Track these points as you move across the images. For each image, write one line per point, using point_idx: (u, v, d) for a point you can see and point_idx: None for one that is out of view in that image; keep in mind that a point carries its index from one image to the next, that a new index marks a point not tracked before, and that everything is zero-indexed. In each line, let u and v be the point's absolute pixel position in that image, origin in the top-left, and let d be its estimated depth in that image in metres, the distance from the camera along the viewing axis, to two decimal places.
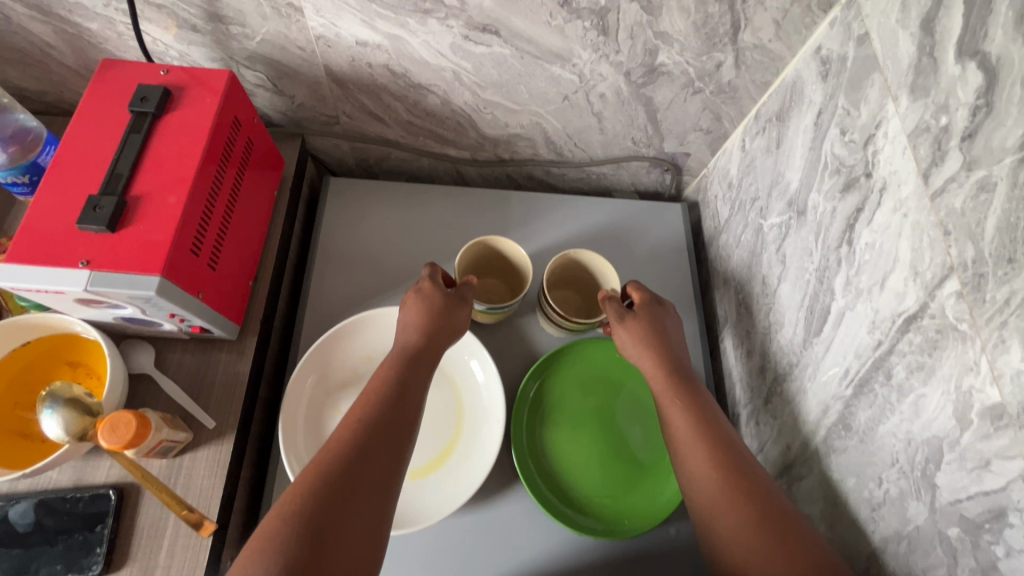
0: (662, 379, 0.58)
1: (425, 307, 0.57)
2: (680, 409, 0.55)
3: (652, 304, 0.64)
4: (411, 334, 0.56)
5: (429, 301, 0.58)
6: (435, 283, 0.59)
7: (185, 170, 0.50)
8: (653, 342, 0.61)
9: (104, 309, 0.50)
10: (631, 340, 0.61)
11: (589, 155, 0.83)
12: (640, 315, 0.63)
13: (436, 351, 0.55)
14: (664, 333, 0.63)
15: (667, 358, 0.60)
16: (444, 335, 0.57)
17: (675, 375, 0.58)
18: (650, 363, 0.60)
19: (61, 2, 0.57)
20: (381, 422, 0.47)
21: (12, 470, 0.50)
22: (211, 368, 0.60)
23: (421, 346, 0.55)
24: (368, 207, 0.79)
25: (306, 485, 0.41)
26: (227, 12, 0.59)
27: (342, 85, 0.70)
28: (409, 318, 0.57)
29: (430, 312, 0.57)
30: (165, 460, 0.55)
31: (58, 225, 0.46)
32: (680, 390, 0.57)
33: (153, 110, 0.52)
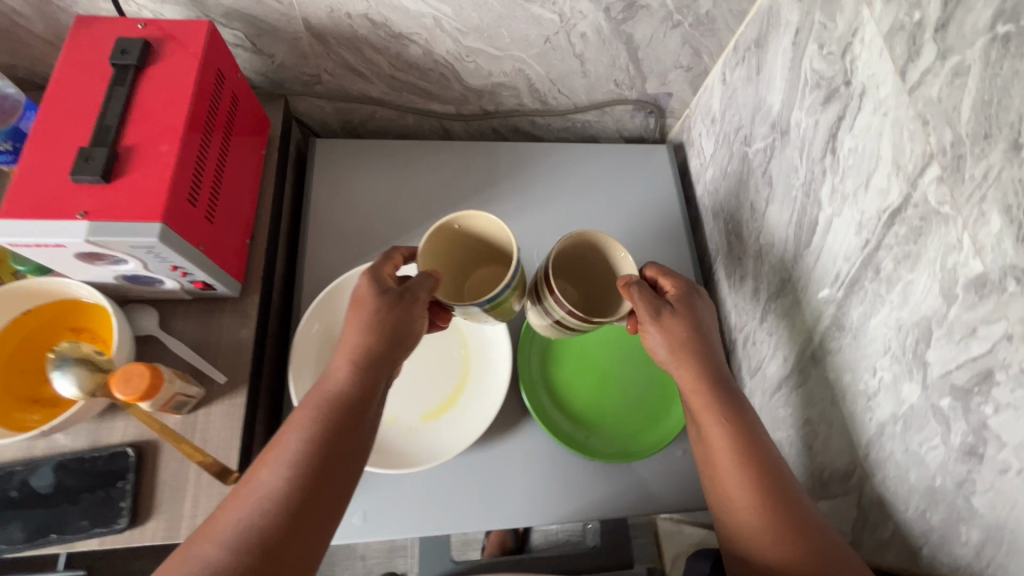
0: (708, 397, 0.53)
1: (358, 325, 0.49)
2: (721, 427, 0.52)
3: (686, 298, 0.57)
4: (346, 362, 0.48)
5: (367, 319, 0.49)
6: (378, 286, 0.51)
7: (175, 120, 0.50)
8: (691, 348, 0.55)
9: (106, 265, 0.50)
10: (668, 341, 0.54)
11: (573, 102, 0.83)
12: (677, 310, 0.55)
13: (378, 374, 0.49)
14: (704, 333, 0.56)
15: (709, 365, 0.55)
16: (390, 354, 0.49)
17: (715, 384, 0.54)
18: (689, 375, 0.54)
19: None
20: (296, 481, 0.43)
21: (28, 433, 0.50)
22: (216, 327, 0.60)
23: (359, 374, 0.48)
24: (358, 166, 0.79)
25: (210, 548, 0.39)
26: None
27: (322, 39, 0.69)
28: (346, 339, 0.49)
29: (368, 331, 0.48)
30: (180, 416, 0.55)
31: (50, 179, 0.46)
32: (726, 408, 0.53)
33: (136, 62, 0.51)
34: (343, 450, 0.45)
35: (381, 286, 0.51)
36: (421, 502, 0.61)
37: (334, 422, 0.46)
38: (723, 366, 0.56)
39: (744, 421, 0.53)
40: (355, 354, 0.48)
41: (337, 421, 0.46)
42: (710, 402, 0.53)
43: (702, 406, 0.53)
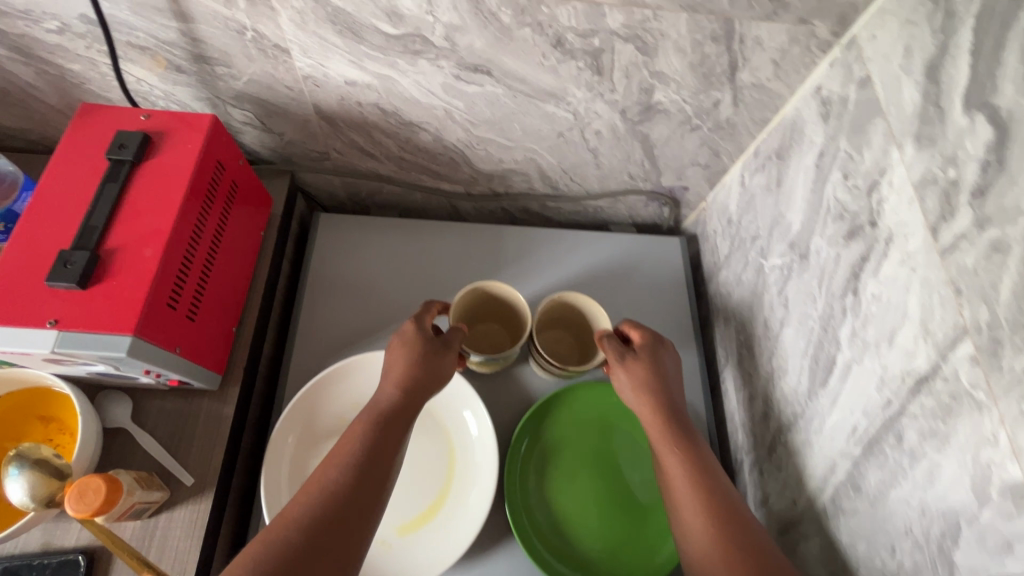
0: (661, 427, 0.54)
1: (408, 347, 0.56)
2: (679, 456, 0.52)
3: (659, 347, 0.60)
4: (394, 384, 0.53)
5: (423, 347, 0.56)
6: (419, 327, 0.58)
7: (163, 222, 0.48)
8: (655, 388, 0.57)
9: (76, 367, 0.48)
10: (631, 380, 0.57)
11: (585, 189, 0.81)
12: (640, 354, 0.59)
13: (423, 394, 0.54)
14: (670, 377, 0.59)
15: (669, 402, 0.56)
16: (432, 375, 0.55)
17: (675, 420, 0.55)
18: (650, 411, 0.55)
19: (42, 43, 0.56)
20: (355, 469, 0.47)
21: None
22: (189, 421, 0.57)
23: (407, 394, 0.53)
24: (358, 242, 0.77)
25: (286, 530, 0.42)
26: (212, 53, 0.58)
27: (331, 122, 0.68)
28: (391, 366, 0.55)
29: (414, 352, 0.55)
30: (139, 520, 0.52)
31: (27, 283, 0.44)
32: (678, 438, 0.54)
33: (132, 157, 0.50)
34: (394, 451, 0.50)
35: (421, 327, 0.58)
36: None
37: (388, 425, 0.50)
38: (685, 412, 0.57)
39: (699, 454, 0.53)
40: (404, 371, 0.54)
41: (385, 426, 0.50)
42: (662, 430, 0.54)
43: (661, 440, 0.54)
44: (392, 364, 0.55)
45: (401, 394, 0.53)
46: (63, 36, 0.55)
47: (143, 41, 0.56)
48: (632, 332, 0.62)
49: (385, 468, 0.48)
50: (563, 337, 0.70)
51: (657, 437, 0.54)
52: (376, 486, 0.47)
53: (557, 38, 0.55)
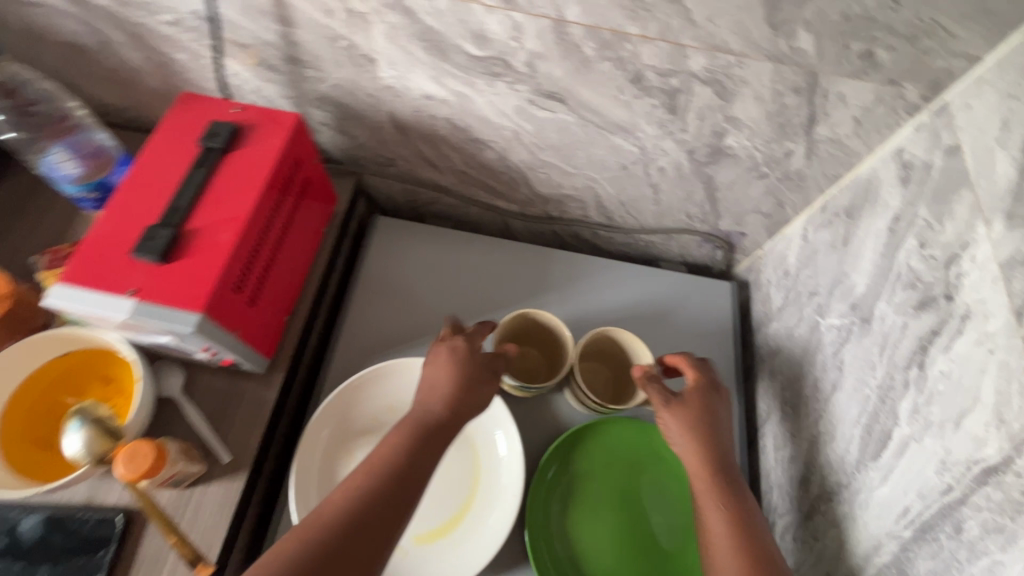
0: (708, 475, 0.53)
1: (456, 359, 0.55)
2: (722, 507, 0.51)
3: (709, 390, 0.59)
4: (438, 395, 0.53)
5: (471, 365, 0.55)
6: (468, 342, 0.58)
7: (241, 210, 0.51)
8: (702, 434, 0.55)
9: (142, 336, 0.50)
10: (682, 425, 0.56)
11: (640, 223, 0.81)
12: (693, 400, 0.58)
13: (465, 408, 0.53)
14: (718, 423, 0.57)
15: (718, 452, 0.55)
16: (475, 392, 0.54)
17: (720, 469, 0.53)
18: (698, 458, 0.54)
19: (155, 33, 0.61)
20: (389, 475, 0.47)
21: (33, 483, 0.50)
22: (233, 401, 0.59)
23: (452, 408, 0.52)
24: (411, 249, 0.79)
25: (316, 527, 0.44)
26: (305, 57, 0.61)
27: (403, 131, 0.71)
28: (437, 375, 0.55)
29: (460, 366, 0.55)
30: (176, 490, 0.54)
31: (113, 252, 0.47)
32: (723, 489, 0.52)
33: (221, 146, 0.53)
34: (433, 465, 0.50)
35: (470, 343, 0.58)
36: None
37: (428, 435, 0.51)
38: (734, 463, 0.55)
39: (744, 509, 0.51)
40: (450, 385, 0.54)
41: (425, 438, 0.50)
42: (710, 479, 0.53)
43: (706, 490, 0.52)
44: (436, 373, 0.55)
45: (446, 408, 0.52)
46: (175, 28, 0.60)
47: (244, 40, 0.60)
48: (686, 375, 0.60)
49: (422, 478, 0.49)
50: (603, 375, 0.69)
51: (703, 486, 0.53)
52: (409, 491, 0.47)
53: (635, 75, 0.56)
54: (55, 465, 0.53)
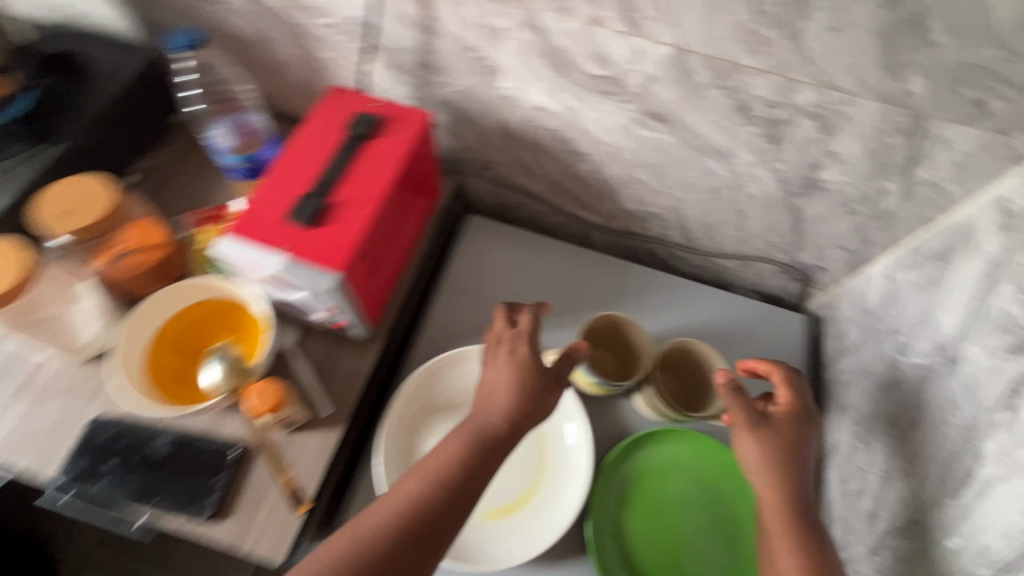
0: (782, 498, 0.55)
1: (516, 372, 0.55)
2: (789, 527, 0.53)
3: (799, 414, 0.60)
4: (498, 409, 0.54)
5: (533, 381, 0.55)
6: (531, 353, 0.57)
7: (376, 188, 0.57)
8: (782, 455, 0.57)
9: (280, 290, 0.57)
10: (767, 444, 0.57)
11: (718, 247, 0.84)
12: (783, 423, 0.59)
13: (522, 423, 0.54)
14: (799, 445, 0.58)
15: (794, 476, 0.56)
16: (534, 406, 0.55)
17: (790, 492, 0.55)
18: (775, 477, 0.56)
19: (310, 35, 0.70)
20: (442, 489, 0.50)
21: (172, 405, 0.57)
22: (335, 361, 0.65)
23: (512, 421, 0.54)
24: (498, 248, 0.85)
25: (372, 533, 0.49)
26: (436, 64, 0.68)
27: (508, 139, 0.77)
28: (495, 385, 0.55)
29: (519, 381, 0.55)
30: (283, 432, 0.60)
31: (271, 213, 0.55)
32: (795, 510, 0.54)
33: (364, 132, 0.60)
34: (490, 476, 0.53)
35: (533, 353, 0.58)
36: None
37: (483, 450, 0.52)
38: (806, 489, 0.56)
39: (811, 530, 0.54)
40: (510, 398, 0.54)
41: (480, 452, 0.52)
42: (783, 501, 0.55)
43: (778, 509, 0.54)
44: (499, 380, 0.56)
45: (504, 423, 0.54)
46: (329, 30, 0.68)
47: (386, 45, 0.67)
48: (779, 395, 0.61)
49: (475, 491, 0.52)
50: (676, 388, 0.70)
51: (775, 504, 0.55)
52: (460, 504, 0.51)
53: (742, 103, 0.60)
54: (185, 392, 0.59)
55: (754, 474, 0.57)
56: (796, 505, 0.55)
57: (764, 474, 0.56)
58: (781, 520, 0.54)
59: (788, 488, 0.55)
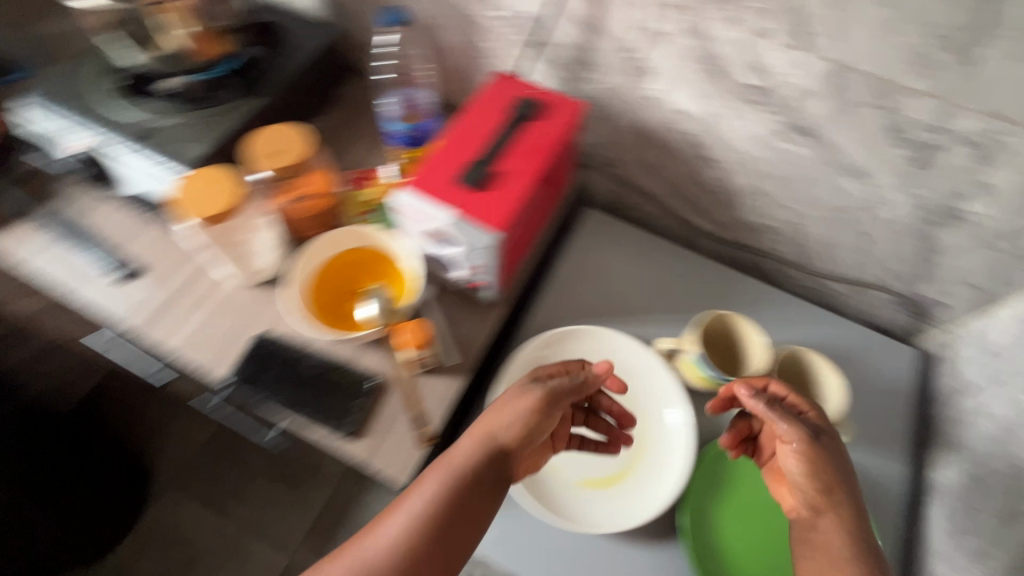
0: (832, 503, 0.55)
1: (507, 408, 0.57)
2: (843, 532, 0.54)
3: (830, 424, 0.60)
4: (486, 444, 0.55)
5: (506, 419, 0.56)
6: (523, 386, 0.59)
7: (535, 164, 0.62)
8: (827, 466, 0.56)
9: (434, 244, 0.64)
10: (814, 455, 0.56)
11: (832, 270, 0.84)
12: (823, 434, 0.58)
13: (508, 458, 0.55)
14: (842, 454, 0.58)
15: (839, 483, 0.56)
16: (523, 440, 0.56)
17: (836, 500, 0.55)
18: (824, 485, 0.55)
19: (476, 26, 0.77)
20: (427, 524, 0.51)
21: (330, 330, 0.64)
22: (462, 319, 0.70)
23: (491, 462, 0.54)
24: (614, 240, 0.87)
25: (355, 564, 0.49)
26: (590, 61, 0.73)
27: (639, 139, 0.81)
28: (483, 425, 0.56)
29: (510, 415, 0.56)
30: (413, 373, 0.66)
31: (442, 174, 0.61)
32: (849, 514, 0.55)
33: (527, 113, 0.66)
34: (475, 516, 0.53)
35: (525, 385, 0.59)
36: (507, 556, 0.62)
37: (469, 485, 0.53)
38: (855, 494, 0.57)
39: (862, 534, 0.54)
40: (479, 438, 0.56)
41: (466, 487, 0.53)
42: (836, 506, 0.55)
43: (831, 512, 0.55)
44: (485, 421, 0.57)
45: (479, 460, 0.54)
46: (496, 23, 0.75)
47: (546, 41, 0.73)
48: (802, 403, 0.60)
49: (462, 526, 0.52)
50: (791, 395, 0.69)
51: (829, 509, 0.55)
52: (449, 538, 0.51)
53: (896, 124, 0.61)
54: (338, 322, 0.66)
55: (800, 484, 0.57)
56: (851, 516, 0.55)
57: (820, 488, 0.56)
58: (837, 532, 0.54)
59: (845, 503, 0.55)
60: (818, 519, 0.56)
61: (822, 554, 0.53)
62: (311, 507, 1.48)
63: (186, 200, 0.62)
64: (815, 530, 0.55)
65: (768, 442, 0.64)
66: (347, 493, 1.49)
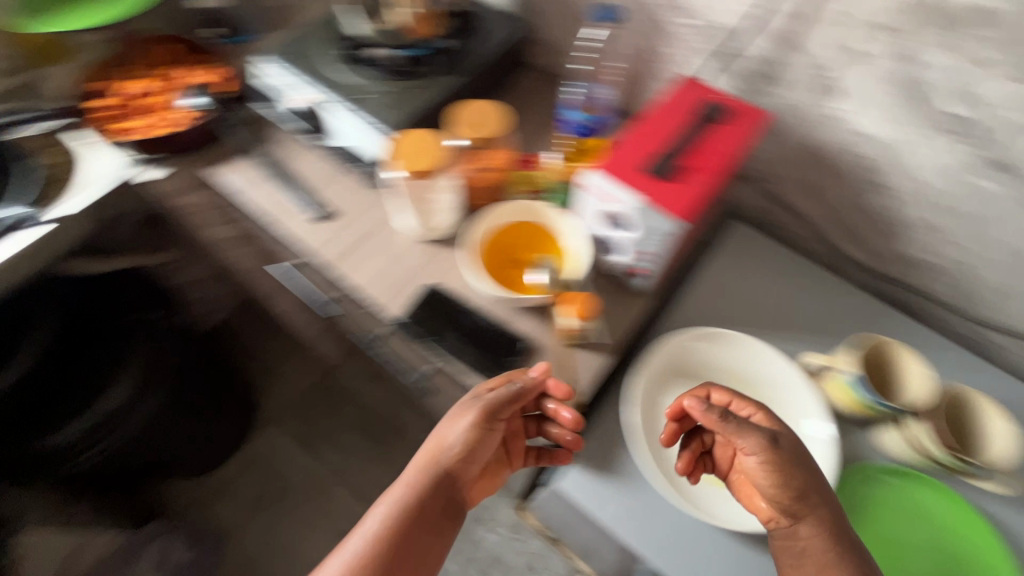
0: (808, 508, 0.57)
1: (451, 429, 0.66)
2: (822, 533, 0.56)
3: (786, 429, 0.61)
4: (432, 468, 0.65)
5: (448, 438, 0.66)
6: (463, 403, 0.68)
7: (721, 165, 0.65)
8: (791, 473, 0.57)
9: (608, 225, 0.68)
10: (778, 465, 0.57)
11: (997, 319, 0.79)
12: (784, 442, 0.59)
13: (453, 473, 0.66)
14: (803, 455, 0.59)
15: (804, 486, 0.57)
16: (466, 455, 0.66)
17: (805, 503, 0.57)
18: (791, 491, 0.57)
19: (663, 31, 0.81)
20: (390, 532, 0.60)
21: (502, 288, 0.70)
22: (613, 301, 0.73)
23: (440, 478, 0.65)
24: (758, 255, 0.87)
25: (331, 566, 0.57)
26: (774, 75, 0.75)
27: (804, 158, 0.81)
28: (430, 449, 0.66)
29: (453, 433, 0.66)
30: (564, 344, 0.70)
31: (632, 159, 0.65)
32: (826, 515, 0.57)
33: (716, 116, 0.69)
34: (433, 531, 0.63)
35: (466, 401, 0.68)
36: (624, 531, 0.65)
37: (422, 499, 0.63)
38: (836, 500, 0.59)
39: (842, 533, 0.57)
40: (430, 459, 0.66)
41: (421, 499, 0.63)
42: (812, 510, 0.57)
43: (811, 515, 0.57)
44: (435, 443, 0.67)
45: (428, 480, 0.65)
46: (684, 30, 0.79)
47: (734, 51, 0.76)
48: (751, 410, 0.63)
49: (418, 534, 0.61)
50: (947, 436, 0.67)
51: (803, 511, 0.57)
52: (410, 542, 0.60)
53: None
54: (508, 282, 0.72)
55: (774, 495, 0.58)
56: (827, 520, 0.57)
57: (794, 497, 0.57)
58: (821, 540, 0.56)
59: (822, 506, 0.57)
60: (800, 528, 0.57)
61: (810, 559, 0.56)
62: (391, 466, 1.57)
63: (400, 154, 0.71)
64: (800, 537, 0.57)
65: (722, 454, 0.68)
66: None
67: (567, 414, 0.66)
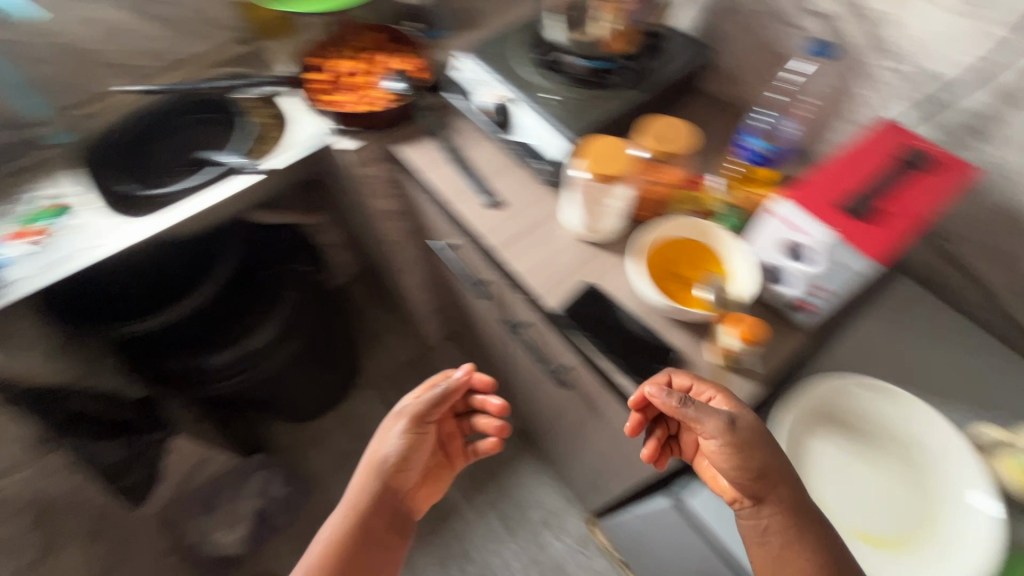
0: (770, 489, 0.61)
1: (384, 444, 0.76)
2: (780, 515, 0.61)
3: (748, 412, 0.64)
4: (368, 491, 0.74)
5: (382, 448, 0.76)
6: (394, 421, 0.78)
7: (920, 215, 0.64)
8: (748, 460, 0.61)
9: (784, 256, 0.68)
10: (737, 451, 0.61)
11: None
12: (741, 430, 0.62)
13: (393, 481, 0.75)
14: (764, 434, 0.63)
15: (760, 470, 0.61)
16: (406, 463, 0.76)
17: (760, 483, 0.61)
18: (750, 475, 0.61)
19: (864, 72, 0.79)
20: (346, 541, 0.69)
21: (667, 297, 0.72)
22: (773, 333, 0.73)
23: (381, 489, 0.74)
24: (924, 314, 0.82)
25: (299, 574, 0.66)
26: (988, 131, 0.71)
27: (1000, 222, 0.76)
28: (365, 468, 0.76)
29: (392, 443, 0.76)
30: (718, 363, 0.71)
31: (826, 194, 0.65)
32: (783, 495, 0.61)
33: (919, 165, 0.67)
34: (382, 540, 0.72)
35: (398, 418, 0.78)
36: None
37: (368, 507, 0.72)
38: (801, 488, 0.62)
39: (800, 514, 0.61)
40: (372, 467, 0.75)
41: (368, 508, 0.72)
42: (770, 491, 0.61)
43: (774, 496, 0.61)
44: (372, 459, 0.76)
45: (370, 493, 0.73)
46: (889, 74, 0.77)
47: (945, 101, 0.73)
48: (711, 392, 0.66)
49: (370, 537, 0.71)
50: None
51: (763, 492, 0.61)
52: (364, 547, 0.70)
53: None
54: (672, 293, 0.74)
55: (735, 477, 0.62)
56: (787, 499, 0.61)
57: (753, 477, 0.61)
58: (785, 518, 0.60)
59: (783, 485, 0.62)
60: (763, 507, 0.62)
61: (775, 536, 0.60)
62: None
63: (590, 154, 0.76)
64: (765, 516, 0.61)
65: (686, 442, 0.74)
66: (504, 455, 1.60)
67: (494, 401, 0.82)
